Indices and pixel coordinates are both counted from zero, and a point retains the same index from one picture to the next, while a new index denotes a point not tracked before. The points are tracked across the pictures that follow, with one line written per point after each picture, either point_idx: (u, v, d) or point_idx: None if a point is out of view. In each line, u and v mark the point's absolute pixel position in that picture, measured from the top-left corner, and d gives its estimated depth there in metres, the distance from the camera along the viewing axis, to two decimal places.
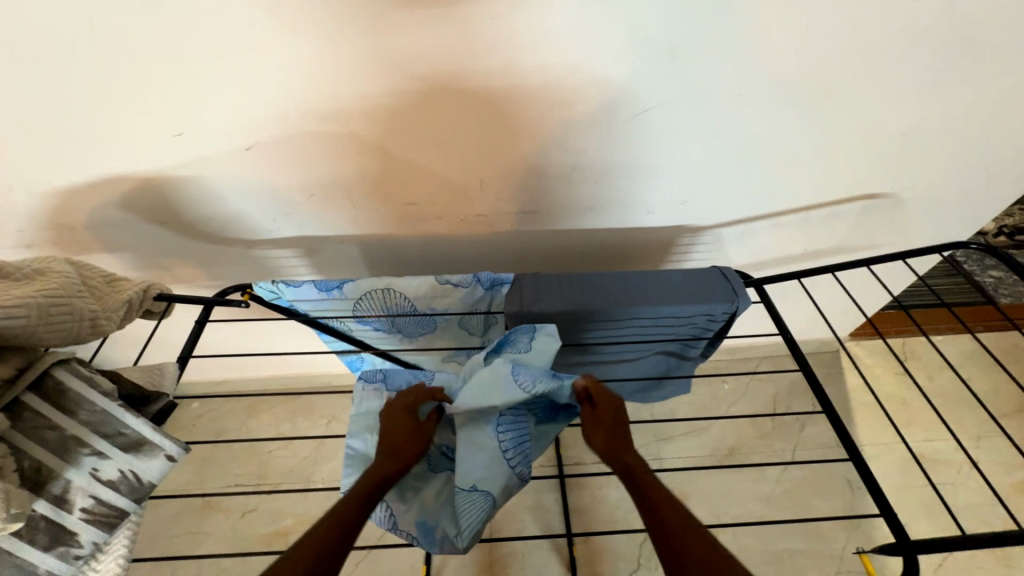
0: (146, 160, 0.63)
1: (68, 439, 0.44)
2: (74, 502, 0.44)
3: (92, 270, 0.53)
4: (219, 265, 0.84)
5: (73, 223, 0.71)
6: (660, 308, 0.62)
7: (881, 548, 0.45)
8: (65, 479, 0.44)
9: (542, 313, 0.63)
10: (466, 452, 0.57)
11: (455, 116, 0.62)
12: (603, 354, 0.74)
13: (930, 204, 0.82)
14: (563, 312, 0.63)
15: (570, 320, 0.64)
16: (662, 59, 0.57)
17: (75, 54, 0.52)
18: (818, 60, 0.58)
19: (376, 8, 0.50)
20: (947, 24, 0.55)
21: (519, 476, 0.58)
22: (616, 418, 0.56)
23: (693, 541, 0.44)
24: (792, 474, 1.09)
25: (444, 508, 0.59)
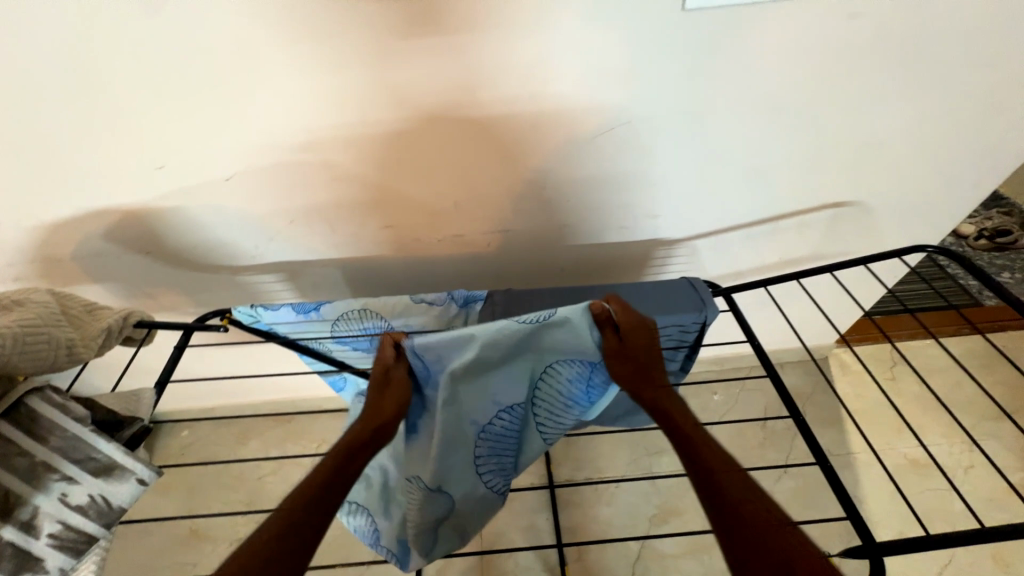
0: (129, 192, 0.66)
1: (39, 465, 0.46)
2: (40, 528, 0.45)
3: (74, 300, 0.55)
4: (205, 291, 0.86)
5: (60, 255, 0.74)
6: None
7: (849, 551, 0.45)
8: (33, 505, 0.45)
9: None
10: (438, 454, 0.61)
11: (426, 141, 0.64)
12: None
13: (897, 210, 0.84)
14: None
15: None
16: (621, 82, 0.60)
17: (59, 94, 0.55)
18: (770, 79, 0.61)
19: (342, 43, 0.54)
20: (888, 40, 0.58)
21: (483, 483, 0.65)
22: (642, 347, 0.59)
23: (757, 502, 0.42)
24: (786, 484, 1.08)
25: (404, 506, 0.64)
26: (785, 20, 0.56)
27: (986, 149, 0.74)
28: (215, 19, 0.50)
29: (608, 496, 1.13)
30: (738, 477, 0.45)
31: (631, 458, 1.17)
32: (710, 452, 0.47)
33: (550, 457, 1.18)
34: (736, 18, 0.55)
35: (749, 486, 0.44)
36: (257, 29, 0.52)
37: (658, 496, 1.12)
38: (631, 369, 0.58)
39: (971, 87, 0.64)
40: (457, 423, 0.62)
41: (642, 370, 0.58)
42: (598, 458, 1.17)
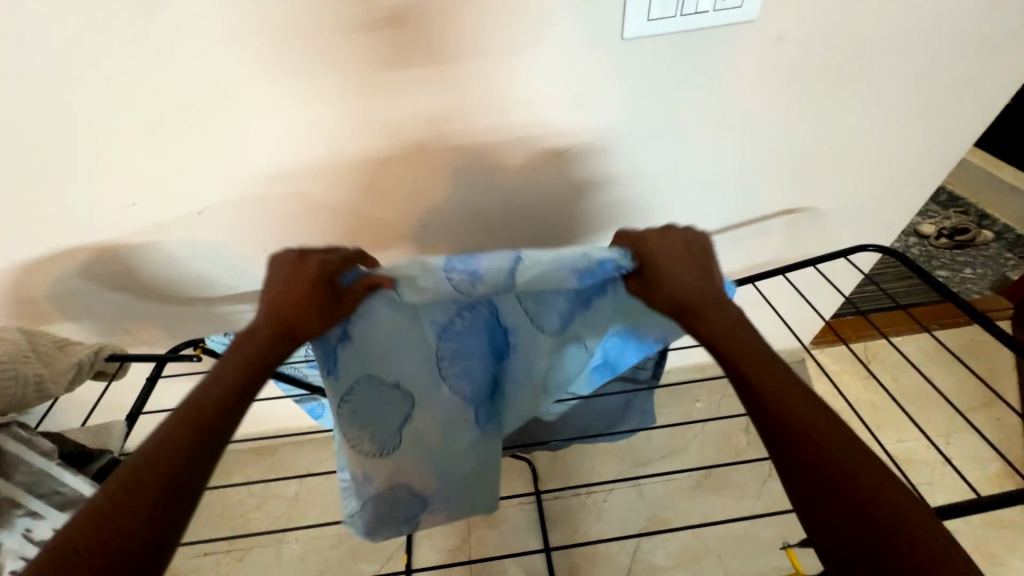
0: (104, 230, 0.68)
1: (4, 501, 0.48)
2: (3, 564, 0.48)
3: (44, 336, 0.55)
4: (182, 324, 0.86)
5: (34, 295, 0.74)
6: None
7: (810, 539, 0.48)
8: None
9: None
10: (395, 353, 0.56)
11: (392, 169, 0.67)
12: None
13: (848, 214, 0.89)
14: None
15: None
16: (574, 107, 0.64)
17: (34, 139, 0.57)
18: (712, 99, 0.66)
19: (304, 80, 0.57)
20: (815, 59, 0.63)
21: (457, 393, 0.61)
22: (686, 269, 0.52)
23: (863, 473, 0.39)
24: (772, 488, 1.11)
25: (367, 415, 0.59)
26: (720, 46, 0.60)
27: (921, 154, 0.79)
28: (184, 65, 0.54)
29: (597, 510, 1.12)
30: (842, 441, 0.41)
31: (619, 470, 1.18)
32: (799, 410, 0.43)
33: (538, 473, 1.18)
34: (674, 46, 0.59)
35: (849, 453, 0.40)
36: (225, 72, 0.55)
37: (647, 508, 1.12)
38: (677, 295, 0.51)
39: (895, 98, 0.70)
40: (414, 325, 0.55)
41: (691, 299, 0.51)
42: (586, 472, 1.17)
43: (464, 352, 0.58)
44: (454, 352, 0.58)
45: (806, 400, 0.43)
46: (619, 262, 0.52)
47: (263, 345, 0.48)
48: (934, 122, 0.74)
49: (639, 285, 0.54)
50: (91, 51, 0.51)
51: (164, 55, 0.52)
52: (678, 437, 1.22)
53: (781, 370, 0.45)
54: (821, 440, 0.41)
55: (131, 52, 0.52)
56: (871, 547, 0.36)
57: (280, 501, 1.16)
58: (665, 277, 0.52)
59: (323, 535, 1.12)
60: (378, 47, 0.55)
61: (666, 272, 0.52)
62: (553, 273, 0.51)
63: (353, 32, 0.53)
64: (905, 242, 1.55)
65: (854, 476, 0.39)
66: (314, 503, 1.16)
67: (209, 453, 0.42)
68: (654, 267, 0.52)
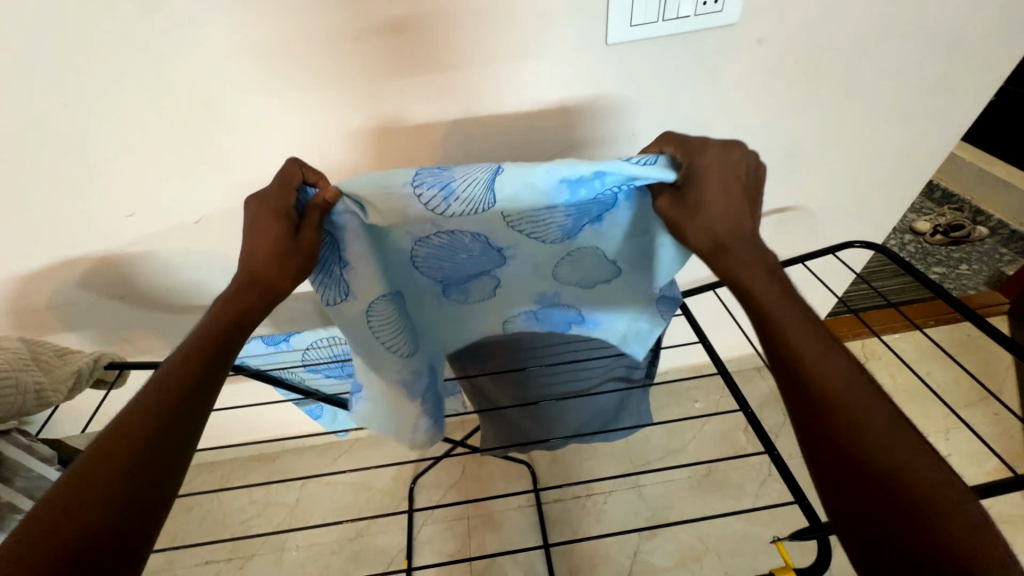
0: (102, 241, 0.69)
1: (3, 505, 0.49)
2: None
3: (44, 345, 0.57)
4: (180, 333, 0.88)
5: (34, 306, 0.75)
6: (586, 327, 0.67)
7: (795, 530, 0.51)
8: None
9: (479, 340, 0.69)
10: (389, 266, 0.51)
11: (384, 176, 0.69)
12: (551, 382, 0.77)
13: (838, 212, 0.89)
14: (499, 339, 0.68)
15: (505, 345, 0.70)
16: (561, 111, 0.65)
17: (34, 153, 0.58)
18: (697, 101, 0.67)
19: (294, 90, 0.58)
20: (795, 60, 0.65)
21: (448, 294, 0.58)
22: (720, 188, 0.43)
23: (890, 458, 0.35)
24: (771, 487, 1.11)
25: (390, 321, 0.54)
26: (702, 50, 0.62)
27: (906, 151, 0.80)
28: (178, 78, 0.55)
29: (597, 512, 1.12)
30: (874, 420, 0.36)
31: (618, 472, 1.18)
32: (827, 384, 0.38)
33: (537, 476, 1.18)
34: (656, 50, 0.61)
35: (878, 438, 0.36)
36: (218, 84, 0.56)
37: (647, 509, 1.12)
38: (708, 229, 0.44)
39: (875, 97, 0.71)
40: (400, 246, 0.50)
41: (723, 241, 0.44)
42: (585, 474, 1.18)
43: (447, 265, 0.53)
44: (438, 260, 0.52)
45: (841, 371, 0.39)
46: (658, 174, 0.43)
47: (235, 300, 0.47)
48: (917, 120, 0.75)
49: (672, 199, 0.45)
50: (87, 66, 0.53)
51: (158, 69, 0.54)
52: (677, 437, 1.22)
53: (816, 334, 0.41)
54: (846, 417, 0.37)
55: (126, 66, 0.53)
56: (890, 528, 0.34)
57: (280, 509, 1.17)
58: (700, 201, 0.44)
59: (323, 541, 1.12)
60: (367, 57, 0.56)
61: (707, 187, 0.43)
62: (573, 181, 0.42)
63: (341, 43, 0.55)
64: (901, 239, 1.56)
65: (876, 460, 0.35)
66: (314, 510, 1.16)
67: (184, 431, 0.40)
68: (691, 187, 0.44)
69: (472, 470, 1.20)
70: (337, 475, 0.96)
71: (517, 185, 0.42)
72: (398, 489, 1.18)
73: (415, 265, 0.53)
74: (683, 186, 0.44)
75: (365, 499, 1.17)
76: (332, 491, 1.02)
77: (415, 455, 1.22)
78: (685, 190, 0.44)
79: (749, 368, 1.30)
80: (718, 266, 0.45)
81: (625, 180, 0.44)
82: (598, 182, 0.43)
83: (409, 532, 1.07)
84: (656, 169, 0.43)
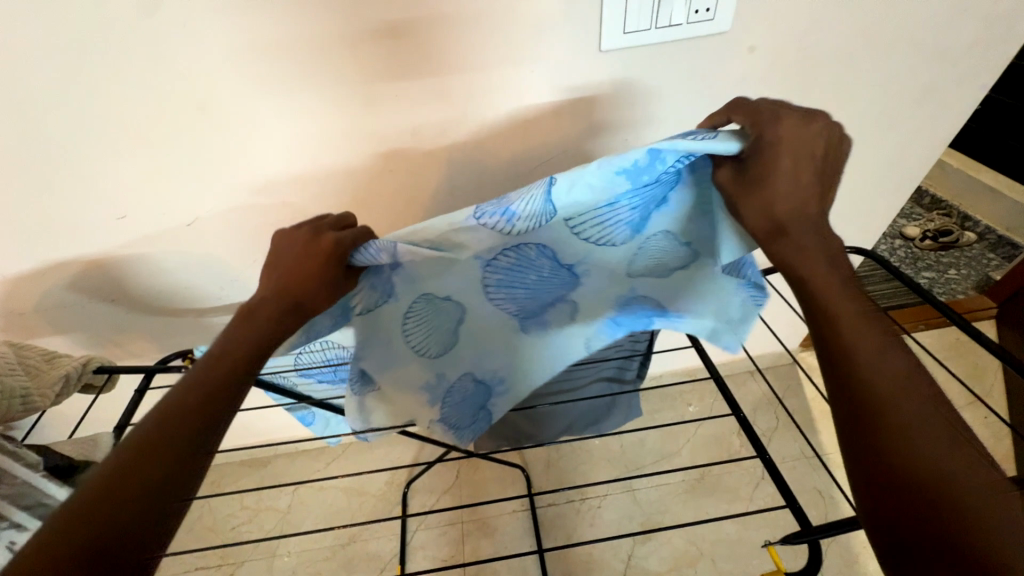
0: (92, 243, 0.68)
1: None
2: None
3: (32, 350, 0.57)
4: (172, 337, 0.87)
5: (23, 309, 0.74)
6: None
7: (786, 534, 0.51)
8: None
9: None
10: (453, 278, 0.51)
11: (379, 180, 0.69)
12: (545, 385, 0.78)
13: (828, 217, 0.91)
14: None
15: None
16: (555, 116, 0.66)
17: (24, 155, 0.58)
18: (689, 108, 0.68)
19: (289, 94, 0.58)
20: (785, 68, 0.65)
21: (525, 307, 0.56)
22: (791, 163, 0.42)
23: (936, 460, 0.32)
24: (764, 490, 1.12)
25: (440, 331, 0.56)
26: (694, 58, 0.62)
27: (894, 158, 0.81)
28: (171, 81, 0.55)
29: (591, 516, 1.12)
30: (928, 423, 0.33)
31: (612, 476, 1.18)
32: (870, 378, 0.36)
33: (532, 480, 1.18)
34: (649, 57, 0.61)
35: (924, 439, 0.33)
36: (212, 87, 0.56)
37: (641, 513, 1.12)
38: (781, 208, 0.42)
39: (864, 105, 0.72)
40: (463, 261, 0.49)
41: (789, 219, 0.42)
42: (580, 478, 1.18)
43: (515, 279, 0.52)
44: (509, 270, 0.51)
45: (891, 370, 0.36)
46: (721, 148, 0.41)
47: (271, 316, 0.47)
48: (905, 127, 0.77)
49: (734, 174, 0.43)
50: (79, 68, 0.52)
51: (151, 71, 0.54)
52: (671, 441, 1.22)
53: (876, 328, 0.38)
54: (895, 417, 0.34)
55: (119, 69, 0.53)
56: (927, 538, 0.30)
57: (273, 514, 1.15)
58: (772, 180, 0.42)
59: (316, 547, 1.11)
60: (362, 63, 0.56)
61: (780, 162, 0.42)
62: (631, 170, 0.41)
63: (336, 48, 0.55)
64: (891, 244, 1.59)
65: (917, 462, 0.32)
66: (306, 515, 1.15)
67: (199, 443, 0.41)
68: (757, 162, 0.42)
69: (466, 474, 1.19)
70: (330, 479, 0.95)
71: (576, 186, 0.41)
72: (392, 494, 1.18)
73: (485, 288, 0.53)
74: (745, 156, 0.43)
75: (359, 504, 1.16)
76: (325, 496, 1.01)
77: (409, 459, 1.22)
78: (750, 167, 0.42)
79: (741, 372, 1.31)
80: (779, 246, 0.43)
81: (682, 157, 0.41)
82: (659, 162, 0.41)
83: (403, 537, 1.06)
84: (720, 142, 0.41)
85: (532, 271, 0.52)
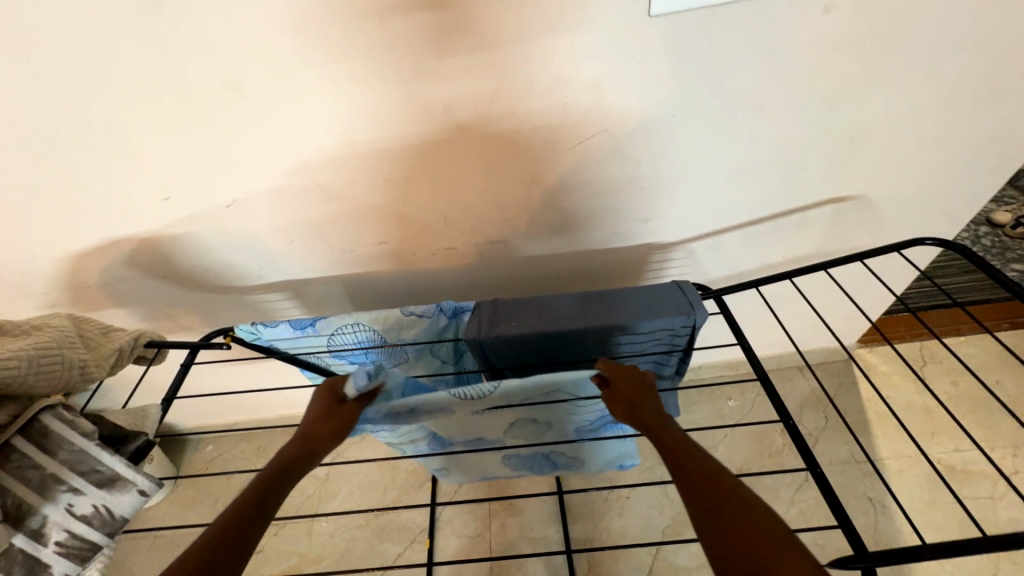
0: (143, 224, 0.71)
1: (48, 477, 0.50)
2: (49, 536, 0.50)
3: (92, 323, 0.61)
4: (219, 311, 0.91)
5: (88, 283, 0.80)
6: (637, 323, 0.64)
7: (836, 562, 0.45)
8: (42, 514, 0.49)
9: (541, 351, 0.67)
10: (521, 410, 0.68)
11: (411, 161, 0.67)
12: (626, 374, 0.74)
13: (902, 202, 0.81)
14: (561, 332, 0.64)
15: (561, 342, 0.66)
16: (595, 89, 0.61)
17: (73, 137, 0.60)
18: (750, 78, 0.61)
19: (317, 71, 0.56)
20: (863, 34, 0.57)
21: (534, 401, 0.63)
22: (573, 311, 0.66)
23: (743, 502, 0.43)
24: (807, 492, 1.07)
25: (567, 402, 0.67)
26: (757, 21, 0.55)
27: (994, 133, 0.70)
28: (206, 61, 0.55)
29: (620, 506, 1.11)
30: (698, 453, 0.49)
31: (642, 467, 1.15)
32: (699, 474, 0.46)
33: None
34: (703, 24, 0.55)
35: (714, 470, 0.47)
36: (244, 67, 0.55)
37: (672, 507, 1.09)
38: (593, 301, 0.67)
39: (962, 73, 0.62)
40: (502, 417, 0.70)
41: (561, 311, 0.66)
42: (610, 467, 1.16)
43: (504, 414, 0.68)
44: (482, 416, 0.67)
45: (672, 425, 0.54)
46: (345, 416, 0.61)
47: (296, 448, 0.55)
48: (1013, 98, 0.66)
49: (493, 308, 0.68)
50: (119, 52, 0.53)
51: (184, 54, 0.54)
52: (708, 435, 1.18)
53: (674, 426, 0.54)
54: (727, 498, 0.43)
55: (156, 52, 0.53)
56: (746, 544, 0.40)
57: (311, 481, 1.22)
58: (503, 303, 0.68)
59: (351, 514, 1.17)
60: (390, 37, 0.54)
61: (563, 297, 0.68)
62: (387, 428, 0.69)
63: (366, 23, 0.53)
64: (974, 232, 1.42)
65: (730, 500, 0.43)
66: (342, 484, 1.21)
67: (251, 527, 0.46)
68: (507, 302, 0.68)
69: None
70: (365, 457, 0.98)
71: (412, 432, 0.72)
72: (423, 470, 1.21)
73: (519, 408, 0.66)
74: (498, 302, 0.68)
75: (392, 478, 1.21)
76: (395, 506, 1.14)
77: None
78: (486, 306, 0.68)
79: (789, 366, 1.24)
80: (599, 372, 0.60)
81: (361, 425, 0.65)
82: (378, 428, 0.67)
83: (431, 515, 1.09)
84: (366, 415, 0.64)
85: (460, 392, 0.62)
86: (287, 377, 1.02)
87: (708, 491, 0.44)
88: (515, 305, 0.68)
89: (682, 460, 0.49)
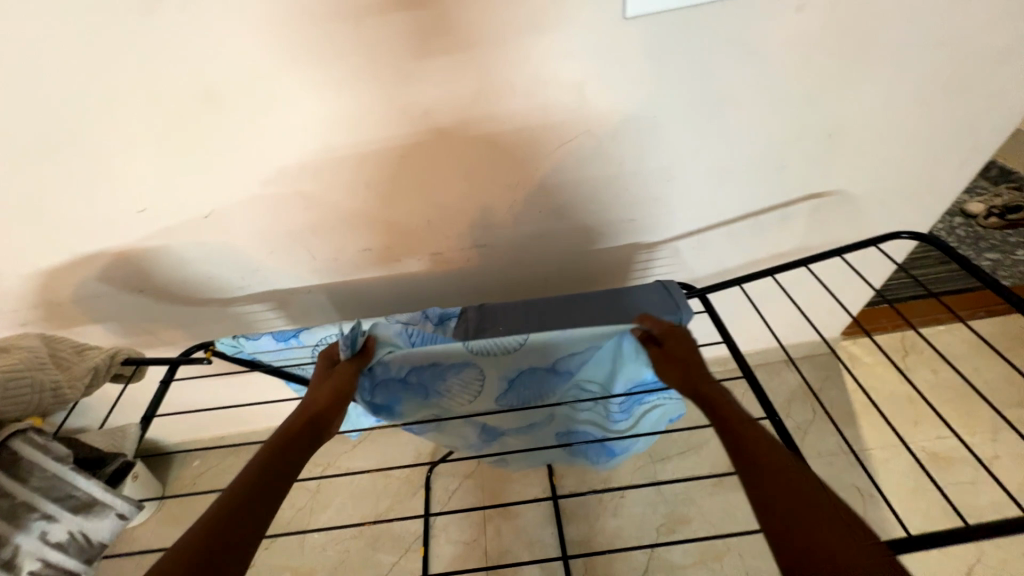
0: (117, 237, 0.69)
1: (19, 505, 0.48)
2: (22, 567, 0.47)
3: (64, 342, 0.59)
4: (200, 324, 0.89)
5: (61, 300, 0.77)
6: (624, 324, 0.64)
7: None
8: (12, 546, 0.47)
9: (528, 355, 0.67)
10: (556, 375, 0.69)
11: (392, 168, 0.67)
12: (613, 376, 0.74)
13: (879, 196, 0.83)
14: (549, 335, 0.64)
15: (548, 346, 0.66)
16: (576, 91, 0.61)
17: (39, 149, 0.58)
18: (729, 77, 0.61)
19: (293, 79, 0.56)
20: (836, 33, 0.58)
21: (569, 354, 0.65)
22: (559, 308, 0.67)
23: (815, 496, 0.41)
24: None
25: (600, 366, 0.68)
26: (732, 22, 0.56)
27: (964, 127, 0.72)
28: (179, 71, 0.53)
29: (615, 506, 1.11)
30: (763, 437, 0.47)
31: (636, 466, 1.16)
32: (768, 462, 0.45)
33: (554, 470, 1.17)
34: (679, 25, 0.55)
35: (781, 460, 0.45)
36: (218, 75, 0.54)
37: (666, 504, 1.10)
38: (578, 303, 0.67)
39: (931, 69, 0.64)
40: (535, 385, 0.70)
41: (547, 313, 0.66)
42: (604, 468, 1.16)
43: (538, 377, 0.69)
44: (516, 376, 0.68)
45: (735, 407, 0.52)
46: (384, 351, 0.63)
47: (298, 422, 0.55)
48: (980, 93, 0.68)
49: (478, 312, 0.68)
50: (86, 62, 0.51)
51: (154, 63, 0.52)
52: (699, 431, 1.19)
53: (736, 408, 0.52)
54: (799, 490, 0.42)
55: (125, 62, 0.52)
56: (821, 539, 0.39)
57: (302, 493, 1.20)
58: (489, 308, 0.68)
59: (344, 526, 1.15)
60: (367, 42, 0.53)
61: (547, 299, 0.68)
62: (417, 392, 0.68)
63: (342, 29, 0.52)
64: (949, 223, 1.46)
65: (803, 493, 0.42)
66: (334, 496, 1.19)
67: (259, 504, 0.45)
68: (493, 306, 0.68)
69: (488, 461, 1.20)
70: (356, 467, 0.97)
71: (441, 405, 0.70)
72: (416, 478, 1.20)
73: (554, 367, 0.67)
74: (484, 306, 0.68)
75: (384, 487, 1.19)
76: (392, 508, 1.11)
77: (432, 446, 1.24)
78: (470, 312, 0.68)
79: (776, 360, 1.25)
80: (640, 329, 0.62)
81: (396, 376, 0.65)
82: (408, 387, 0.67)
83: (425, 523, 1.08)
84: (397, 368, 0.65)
85: (479, 340, 0.62)
86: (273, 389, 1.01)
87: (780, 481, 0.43)
88: (501, 309, 0.68)
89: (749, 445, 0.47)
